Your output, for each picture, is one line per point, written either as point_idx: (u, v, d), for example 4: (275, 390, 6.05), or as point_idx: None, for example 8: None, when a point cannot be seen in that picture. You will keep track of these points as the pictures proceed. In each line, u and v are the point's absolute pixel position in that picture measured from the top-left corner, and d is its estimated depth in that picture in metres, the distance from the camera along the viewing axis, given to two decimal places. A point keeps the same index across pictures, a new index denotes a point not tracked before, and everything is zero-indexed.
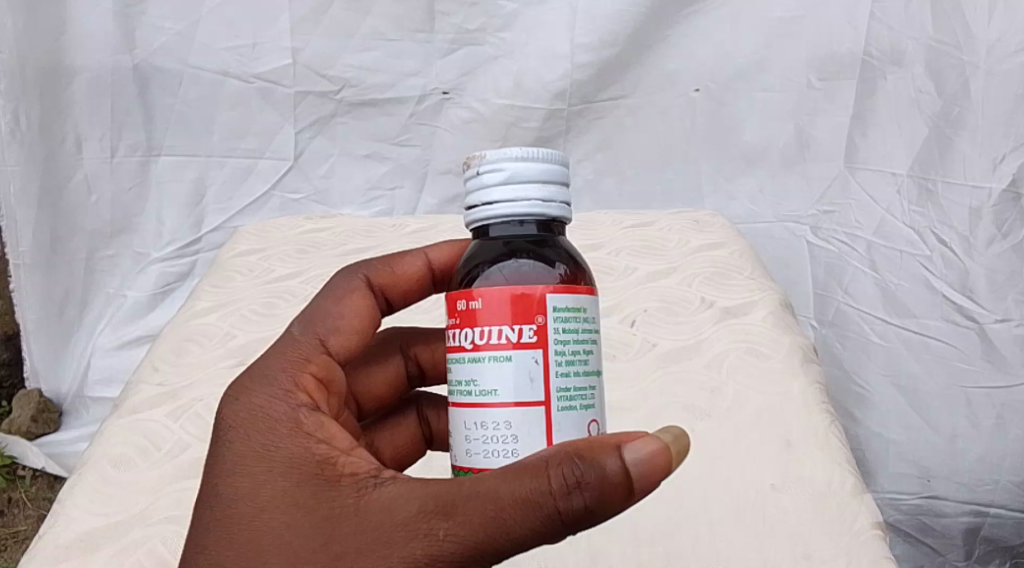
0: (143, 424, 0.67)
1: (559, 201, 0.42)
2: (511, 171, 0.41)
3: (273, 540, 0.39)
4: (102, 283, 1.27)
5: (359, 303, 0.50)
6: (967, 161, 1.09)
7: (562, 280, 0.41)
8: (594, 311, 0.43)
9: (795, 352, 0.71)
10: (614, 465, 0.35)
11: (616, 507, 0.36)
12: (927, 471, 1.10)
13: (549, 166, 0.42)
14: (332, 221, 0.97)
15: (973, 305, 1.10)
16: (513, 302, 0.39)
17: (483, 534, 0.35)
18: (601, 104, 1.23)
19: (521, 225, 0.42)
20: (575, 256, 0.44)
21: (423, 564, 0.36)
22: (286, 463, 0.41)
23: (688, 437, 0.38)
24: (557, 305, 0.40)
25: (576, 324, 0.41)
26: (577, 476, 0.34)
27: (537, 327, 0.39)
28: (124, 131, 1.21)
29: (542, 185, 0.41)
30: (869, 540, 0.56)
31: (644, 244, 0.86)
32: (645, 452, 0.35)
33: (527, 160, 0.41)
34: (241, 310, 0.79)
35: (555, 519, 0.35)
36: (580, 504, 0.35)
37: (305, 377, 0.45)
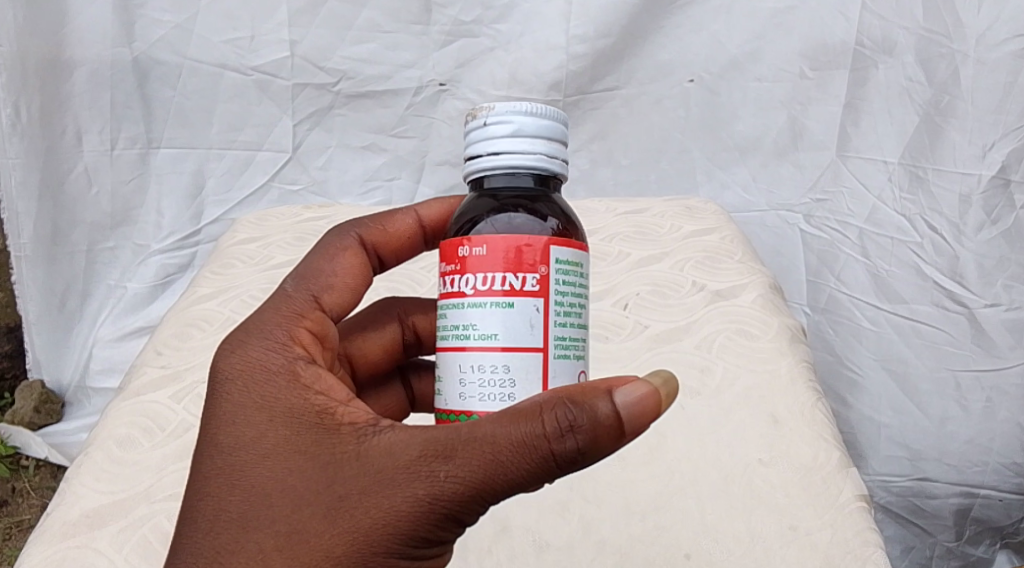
0: (147, 406, 0.68)
1: (559, 158, 0.46)
2: (519, 124, 0.45)
3: (278, 484, 0.42)
4: (103, 274, 1.28)
5: (351, 260, 0.54)
6: (955, 148, 1.10)
7: (559, 234, 0.44)
8: (585, 268, 0.47)
9: (784, 333, 0.73)
10: (605, 409, 0.39)
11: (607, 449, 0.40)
12: (918, 454, 1.13)
13: (552, 124, 0.46)
14: (330, 210, 0.99)
15: (962, 290, 1.12)
16: (517, 252, 0.43)
17: (480, 474, 0.39)
18: (596, 95, 1.24)
19: (522, 178, 0.46)
20: (569, 214, 0.47)
21: (425, 502, 0.39)
22: (286, 413, 0.44)
23: (676, 381, 0.42)
24: (559, 257, 0.44)
25: (573, 277, 0.45)
26: (570, 420, 0.38)
27: (540, 277, 0.43)
28: (124, 124, 1.22)
29: (547, 141, 0.45)
30: (854, 512, 0.58)
31: (636, 230, 0.87)
32: (635, 395, 0.39)
33: (533, 116, 0.45)
34: (241, 295, 0.81)
35: (549, 460, 0.38)
36: (573, 446, 0.38)
37: (300, 331, 0.48)
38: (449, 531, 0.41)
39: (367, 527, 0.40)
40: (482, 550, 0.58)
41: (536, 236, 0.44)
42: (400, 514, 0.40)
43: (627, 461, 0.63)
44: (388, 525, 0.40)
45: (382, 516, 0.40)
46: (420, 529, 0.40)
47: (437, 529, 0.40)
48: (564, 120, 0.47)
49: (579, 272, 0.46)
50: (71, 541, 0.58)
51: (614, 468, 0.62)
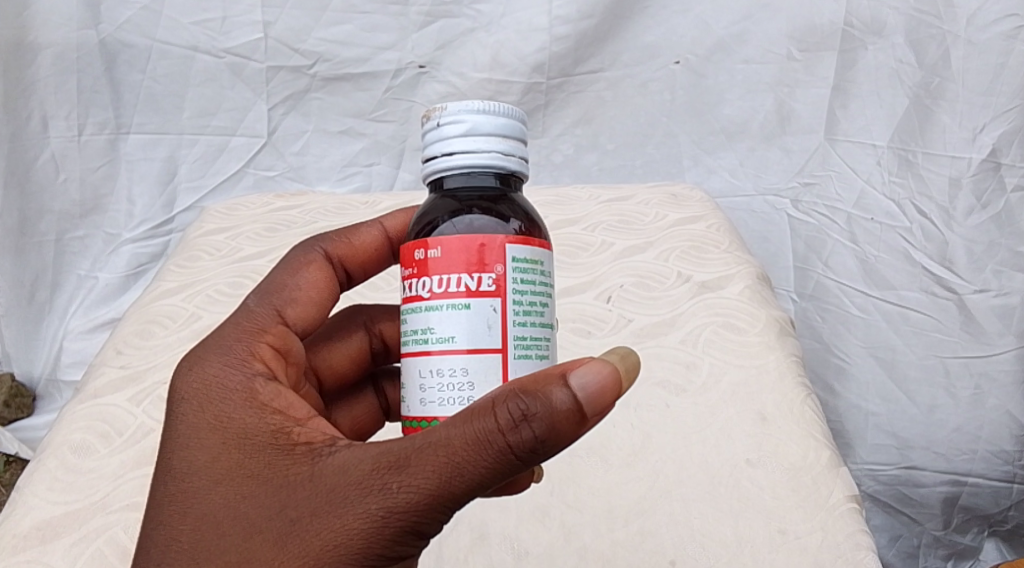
0: (104, 408, 0.65)
1: (518, 155, 0.43)
2: (472, 123, 0.42)
3: (231, 511, 0.41)
4: (73, 265, 1.23)
5: (319, 273, 0.53)
6: (946, 131, 1.09)
7: (518, 233, 0.42)
8: (550, 267, 0.44)
9: (771, 326, 0.70)
10: (562, 396, 0.37)
11: (569, 439, 0.39)
12: (906, 442, 1.10)
13: (508, 121, 0.43)
14: (303, 199, 0.95)
15: (951, 276, 1.10)
16: (473, 253, 0.41)
17: (434, 482, 0.37)
18: (580, 77, 1.21)
19: (481, 179, 0.43)
20: (531, 214, 0.45)
21: (379, 518, 0.38)
22: (242, 435, 0.43)
23: (633, 356, 0.42)
24: (515, 256, 0.42)
25: (534, 276, 0.42)
26: (523, 410, 0.37)
27: (496, 277, 0.41)
28: (92, 108, 1.17)
29: (502, 138, 0.43)
30: (844, 514, 0.56)
31: (619, 219, 0.84)
32: (589, 376, 0.38)
33: (486, 114, 0.43)
34: (207, 290, 0.77)
35: (507, 456, 0.37)
36: (530, 437, 0.37)
37: (262, 347, 0.47)
38: (411, 546, 0.39)
39: (320, 548, 0.38)
40: (458, 559, 0.56)
41: (492, 237, 0.41)
42: (354, 534, 0.38)
43: (609, 462, 0.60)
44: (341, 545, 0.38)
45: (335, 537, 0.38)
46: (378, 546, 0.38)
47: (397, 547, 0.39)
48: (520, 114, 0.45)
49: (542, 271, 0.43)
50: (21, 555, 0.55)
51: (597, 470, 0.60)
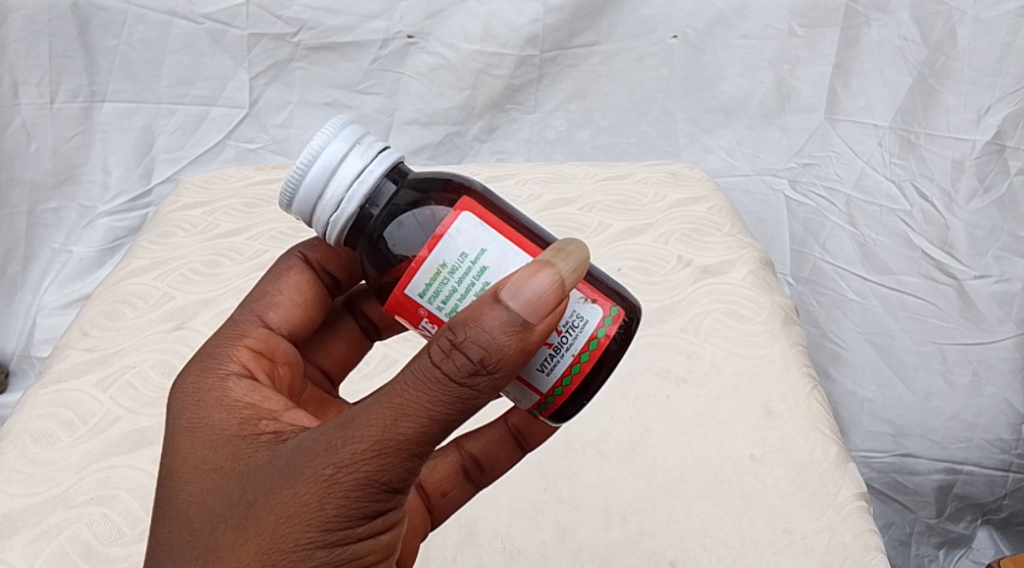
0: (68, 394, 0.60)
1: (343, 190, 0.41)
2: (299, 212, 0.42)
3: (200, 504, 0.39)
4: (46, 237, 1.17)
5: (297, 279, 0.54)
6: (950, 112, 1.06)
7: (406, 263, 0.41)
8: (464, 244, 0.39)
9: (776, 314, 0.67)
10: (493, 313, 0.35)
11: (520, 354, 0.36)
12: (901, 430, 1.02)
13: (313, 178, 0.41)
14: (284, 172, 0.91)
15: (952, 261, 1.07)
16: (404, 312, 0.42)
17: (378, 431, 0.35)
18: (575, 51, 1.16)
19: (353, 231, 0.43)
20: (415, 209, 0.42)
21: (331, 478, 0.35)
22: (210, 431, 0.42)
23: (582, 248, 0.39)
24: (419, 290, 0.41)
25: (446, 289, 0.40)
26: (453, 339, 0.35)
27: (431, 317, 0.41)
28: (65, 75, 1.11)
29: (324, 198, 0.41)
30: (853, 513, 0.53)
31: (617, 199, 0.82)
32: (518, 283, 0.35)
33: (296, 195, 0.42)
34: (180, 269, 0.73)
35: (449, 390, 0.35)
36: (467, 363, 0.35)
37: (240, 349, 0.48)
38: (376, 503, 0.37)
39: (275, 520, 0.36)
40: (445, 559, 0.52)
41: (392, 291, 0.42)
42: (307, 499, 0.36)
43: (606, 457, 0.57)
44: (297, 513, 0.36)
45: (289, 506, 0.36)
46: (335, 508, 0.36)
47: (360, 507, 0.36)
48: (315, 139, 0.42)
49: (453, 269, 0.40)
50: None
51: (592, 464, 0.57)
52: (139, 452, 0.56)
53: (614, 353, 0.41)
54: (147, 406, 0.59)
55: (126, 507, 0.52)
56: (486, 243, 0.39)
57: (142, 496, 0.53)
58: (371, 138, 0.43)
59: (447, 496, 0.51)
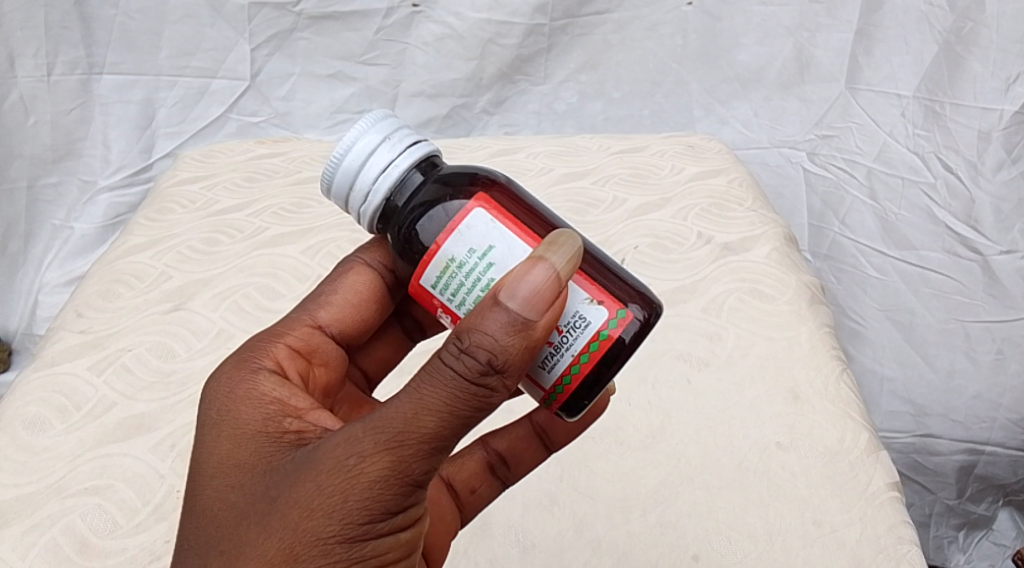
0: (61, 379, 0.57)
1: (370, 182, 0.40)
2: (335, 201, 0.42)
3: (225, 500, 0.37)
4: (46, 214, 1.13)
5: (358, 278, 0.51)
6: (976, 81, 1.02)
7: (422, 254, 0.39)
8: (473, 239, 0.37)
9: (802, 293, 0.64)
10: (495, 315, 0.34)
11: (527, 352, 0.34)
12: (922, 409, 0.98)
13: (343, 170, 0.41)
14: (286, 146, 0.88)
15: (977, 236, 1.03)
16: (422, 305, 0.41)
17: (401, 421, 0.33)
18: (586, 19, 1.11)
19: (385, 221, 0.42)
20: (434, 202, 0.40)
21: (355, 471, 0.33)
22: (233, 425, 0.39)
23: (574, 237, 0.37)
24: (431, 282, 0.39)
25: (455, 283, 0.38)
26: (458, 345, 0.34)
27: (444, 309, 0.39)
28: (62, 46, 1.07)
29: (353, 188, 0.41)
30: (884, 504, 0.50)
31: (633, 172, 0.79)
32: (515, 282, 0.34)
33: (330, 184, 0.42)
34: (179, 247, 0.70)
35: (463, 387, 0.33)
36: (477, 366, 0.33)
37: (277, 347, 0.46)
38: (401, 500, 0.34)
39: (299, 514, 0.33)
40: (457, 552, 0.50)
41: (411, 282, 0.40)
42: (331, 491, 0.33)
43: (625, 446, 0.54)
44: (320, 508, 0.33)
45: (312, 500, 0.33)
46: (359, 502, 0.33)
47: (385, 502, 0.33)
48: (349, 132, 0.41)
49: (461, 263, 0.37)
50: None
51: (611, 453, 0.54)
52: (135, 440, 0.53)
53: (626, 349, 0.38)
54: (142, 392, 0.56)
55: (122, 498, 0.50)
56: (495, 240, 0.37)
57: (138, 487, 0.51)
58: (405, 132, 0.42)
59: (475, 493, 0.49)
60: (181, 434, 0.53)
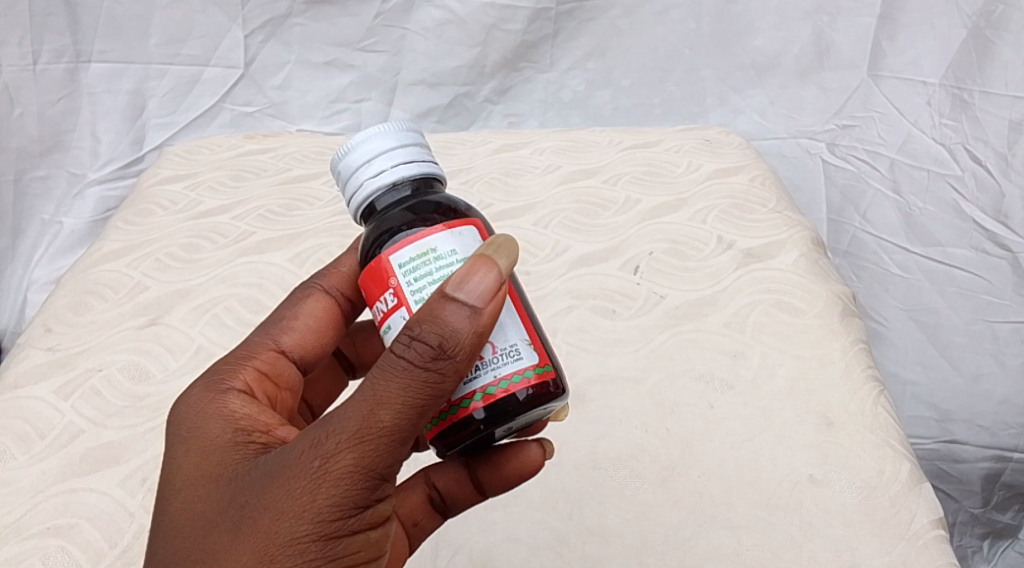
0: (25, 403, 0.53)
1: (388, 165, 0.37)
2: (344, 172, 0.38)
3: (190, 518, 0.34)
4: (35, 209, 1.04)
5: (317, 303, 0.46)
6: (1008, 66, 0.96)
7: (406, 234, 0.36)
8: (460, 245, 0.35)
9: (834, 306, 0.58)
10: (447, 306, 0.31)
11: (477, 342, 0.32)
12: (947, 414, 0.87)
13: (370, 149, 0.37)
14: (276, 141, 0.82)
15: (1006, 232, 0.94)
16: (372, 278, 0.36)
17: (354, 419, 0.31)
18: (594, 2, 1.06)
19: (378, 209, 0.37)
20: (436, 213, 0.36)
21: (320, 471, 0.31)
22: (199, 439, 0.36)
23: (515, 246, 0.35)
24: (402, 259, 0.35)
25: (424, 271, 0.35)
26: (408, 334, 0.32)
27: (395, 291, 0.35)
28: (47, 34, 1.01)
29: (370, 165, 0.37)
30: (929, 544, 0.45)
31: (646, 169, 0.73)
32: (463, 279, 0.32)
33: (349, 155, 0.38)
34: (156, 254, 0.65)
35: (417, 374, 0.31)
36: (427, 351, 0.31)
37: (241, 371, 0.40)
38: (370, 497, 0.32)
39: (268, 521, 0.31)
40: None
41: (378, 253, 0.36)
42: (296, 494, 0.31)
43: (640, 478, 0.49)
44: (287, 512, 0.31)
45: (279, 505, 0.31)
46: (326, 503, 0.31)
47: (353, 500, 0.32)
48: (386, 124, 0.38)
49: (440, 257, 0.35)
50: None
51: (624, 487, 0.49)
52: (103, 473, 0.49)
53: (530, 398, 0.35)
54: (113, 417, 0.52)
55: (86, 539, 0.45)
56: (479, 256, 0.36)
57: (105, 527, 0.46)
58: (431, 156, 0.39)
59: (417, 526, 0.44)
60: (152, 467, 0.49)
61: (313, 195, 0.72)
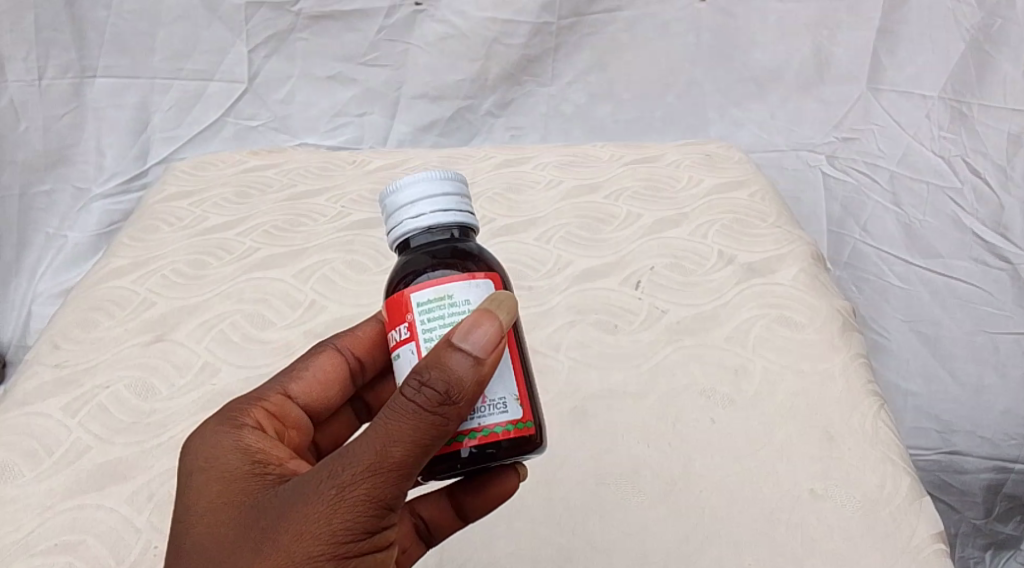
0: (33, 420, 0.53)
1: (431, 209, 0.37)
2: (391, 205, 0.38)
3: (203, 547, 0.34)
4: (40, 222, 1.05)
5: (328, 359, 0.46)
6: (1008, 81, 0.96)
7: (432, 273, 0.36)
8: (477, 296, 0.36)
9: (835, 320, 0.59)
10: (455, 354, 0.32)
11: (478, 388, 0.33)
12: (948, 425, 0.87)
13: (419, 191, 0.38)
14: (281, 157, 0.83)
15: (1007, 244, 0.94)
16: (393, 307, 0.37)
17: (366, 454, 0.32)
18: (596, 17, 1.07)
19: (412, 246, 0.38)
20: (465, 260, 0.37)
21: (336, 501, 0.32)
22: (215, 469, 0.36)
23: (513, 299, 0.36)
24: (421, 297, 0.35)
25: (438, 314, 0.35)
26: (418, 378, 0.32)
27: (409, 327, 0.36)
28: (53, 50, 1.02)
29: (415, 206, 0.37)
30: (929, 560, 0.46)
31: (648, 184, 0.74)
32: (469, 331, 0.33)
33: (399, 192, 0.38)
34: (163, 270, 0.66)
35: (428, 414, 0.32)
36: (435, 395, 0.32)
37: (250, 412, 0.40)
38: (381, 526, 0.33)
39: (287, 549, 0.32)
40: None
41: (402, 284, 0.37)
42: (313, 522, 0.32)
43: (643, 493, 0.49)
44: (305, 541, 0.32)
45: (296, 534, 0.32)
46: (341, 531, 0.32)
47: (366, 528, 0.32)
48: (441, 173, 0.39)
49: (455, 304, 0.35)
50: None
51: (627, 501, 0.49)
52: (110, 490, 0.49)
53: (507, 452, 0.35)
54: (120, 434, 0.52)
55: (94, 555, 0.46)
56: None
57: (112, 542, 0.46)
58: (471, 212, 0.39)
59: (405, 553, 0.45)
60: (159, 483, 0.49)
61: (317, 211, 0.72)
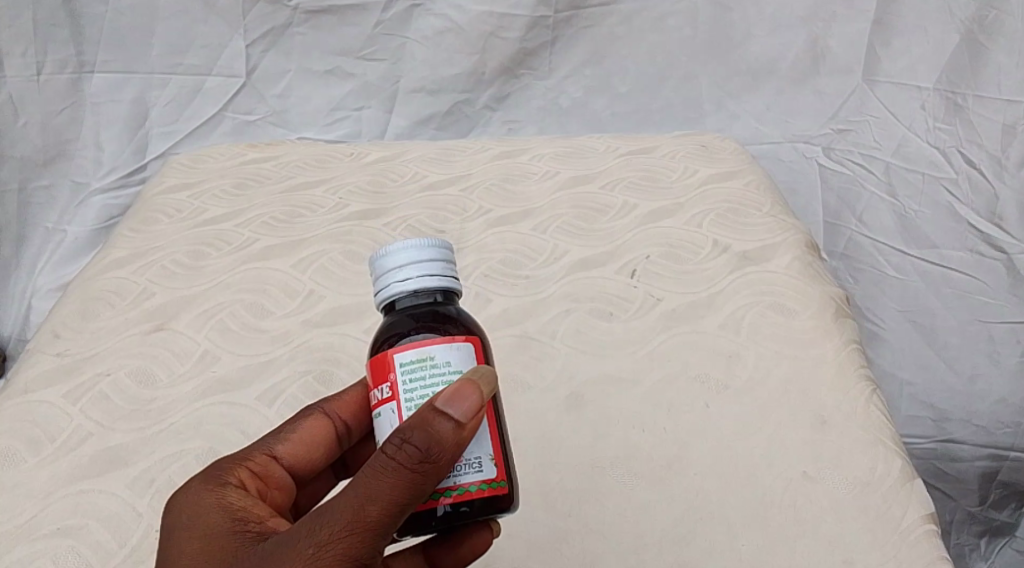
0: (34, 409, 0.54)
1: (415, 273, 0.38)
2: (376, 270, 0.39)
3: None
4: (40, 217, 1.05)
5: (315, 423, 0.43)
6: (1001, 71, 0.97)
7: (414, 334, 0.36)
8: (458, 359, 0.36)
9: (827, 307, 0.59)
10: (436, 415, 0.33)
11: (458, 452, 0.33)
12: (943, 413, 0.88)
13: (403, 256, 0.39)
14: (278, 150, 0.83)
15: (1001, 234, 0.95)
16: (375, 367, 0.37)
17: (346, 512, 0.32)
18: (592, 10, 1.07)
19: (396, 308, 0.38)
20: (447, 322, 0.37)
21: (311, 559, 0.32)
22: (199, 522, 0.37)
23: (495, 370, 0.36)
24: (403, 358, 0.36)
25: (420, 375, 0.35)
26: (399, 436, 0.33)
27: (391, 385, 0.36)
28: (50, 45, 1.03)
29: (398, 271, 0.38)
30: (921, 540, 0.46)
31: (643, 174, 0.75)
32: (453, 395, 0.33)
33: (384, 256, 0.39)
34: (163, 261, 0.66)
35: (406, 473, 0.32)
36: (413, 455, 0.32)
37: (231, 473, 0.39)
38: None
39: None
40: None
41: (385, 344, 0.37)
42: None
43: (639, 477, 0.50)
44: None
45: None
46: None
47: None
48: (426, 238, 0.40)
49: (437, 366, 0.35)
50: None
51: (622, 485, 0.50)
52: (113, 476, 0.50)
53: (478, 513, 0.35)
54: (121, 421, 0.53)
55: (96, 540, 0.46)
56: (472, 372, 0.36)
57: (114, 527, 0.47)
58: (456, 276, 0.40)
59: None
60: (160, 469, 0.50)
61: (314, 202, 0.73)
